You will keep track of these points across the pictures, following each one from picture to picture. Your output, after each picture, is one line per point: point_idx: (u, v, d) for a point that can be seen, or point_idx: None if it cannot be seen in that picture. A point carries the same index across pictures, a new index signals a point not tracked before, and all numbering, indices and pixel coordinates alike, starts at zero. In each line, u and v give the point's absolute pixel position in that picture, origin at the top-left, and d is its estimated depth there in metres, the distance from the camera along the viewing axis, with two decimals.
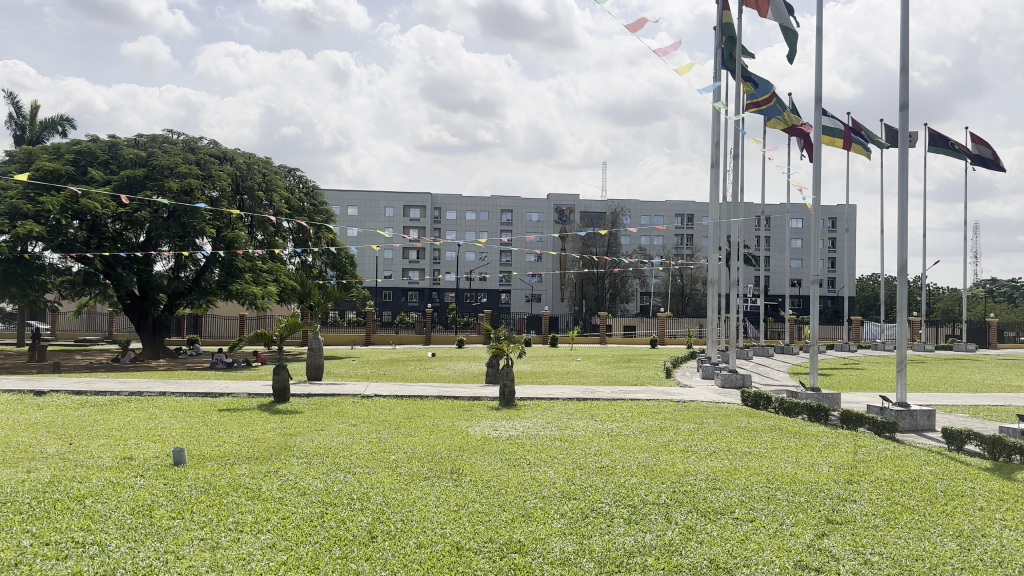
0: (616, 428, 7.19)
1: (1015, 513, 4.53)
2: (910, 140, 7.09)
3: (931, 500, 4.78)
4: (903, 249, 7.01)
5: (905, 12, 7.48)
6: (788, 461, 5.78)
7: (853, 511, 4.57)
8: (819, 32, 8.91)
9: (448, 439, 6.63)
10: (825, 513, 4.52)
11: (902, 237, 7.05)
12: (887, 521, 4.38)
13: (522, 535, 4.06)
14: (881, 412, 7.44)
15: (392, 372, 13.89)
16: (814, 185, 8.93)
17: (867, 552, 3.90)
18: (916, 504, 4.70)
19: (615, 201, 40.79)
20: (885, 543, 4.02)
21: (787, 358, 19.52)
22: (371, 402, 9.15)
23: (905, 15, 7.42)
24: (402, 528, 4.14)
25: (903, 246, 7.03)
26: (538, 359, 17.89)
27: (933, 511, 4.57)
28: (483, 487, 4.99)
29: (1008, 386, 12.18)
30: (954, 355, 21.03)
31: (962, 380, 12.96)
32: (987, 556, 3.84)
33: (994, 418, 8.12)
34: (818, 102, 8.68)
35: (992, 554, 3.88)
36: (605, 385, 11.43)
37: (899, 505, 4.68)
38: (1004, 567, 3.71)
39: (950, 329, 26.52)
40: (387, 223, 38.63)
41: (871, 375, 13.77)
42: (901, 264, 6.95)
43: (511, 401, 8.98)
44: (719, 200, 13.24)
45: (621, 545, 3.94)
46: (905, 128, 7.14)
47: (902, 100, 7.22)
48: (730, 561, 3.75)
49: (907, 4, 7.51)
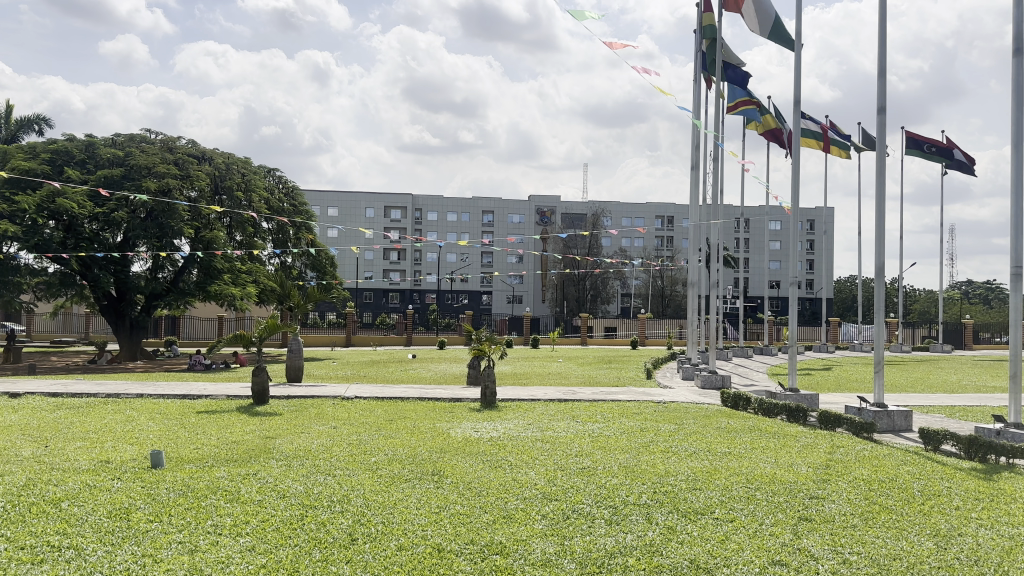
0: (597, 429, 7.22)
1: (990, 512, 4.60)
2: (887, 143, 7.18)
3: (908, 500, 4.83)
4: (880, 251, 7.09)
5: (883, 17, 7.55)
6: (767, 461, 5.83)
7: (831, 511, 4.61)
8: (798, 37, 8.99)
9: (430, 441, 6.62)
10: (804, 513, 4.56)
11: (879, 239, 7.14)
12: (865, 521, 4.43)
13: (502, 537, 4.06)
14: (859, 412, 7.52)
15: (372, 373, 13.84)
16: (793, 187, 8.99)
17: (846, 551, 3.93)
18: (893, 504, 4.75)
19: (597, 203, 40.92)
20: (863, 543, 4.06)
21: (766, 358, 19.66)
22: (353, 403, 9.15)
23: (883, 20, 7.49)
24: (382, 531, 4.12)
25: (880, 248, 7.13)
26: (519, 360, 17.92)
27: (910, 511, 4.62)
28: (464, 488, 4.99)
29: (982, 386, 12.36)
30: (931, 355, 21.31)
31: (937, 381, 13.14)
32: (964, 555, 3.88)
33: (969, 418, 8.24)
34: (796, 105, 8.75)
35: (968, 553, 3.93)
36: (586, 386, 11.44)
37: (876, 505, 4.73)
38: (979, 566, 3.76)
39: (926, 330, 26.88)
40: (368, 224, 38.49)
41: (848, 376, 13.94)
42: (879, 266, 7.04)
43: (492, 402, 8.98)
44: (699, 202, 13.31)
45: (603, 546, 3.96)
46: (882, 131, 7.23)
47: (880, 103, 7.29)
48: (710, 561, 3.77)
49: (885, 9, 7.57)
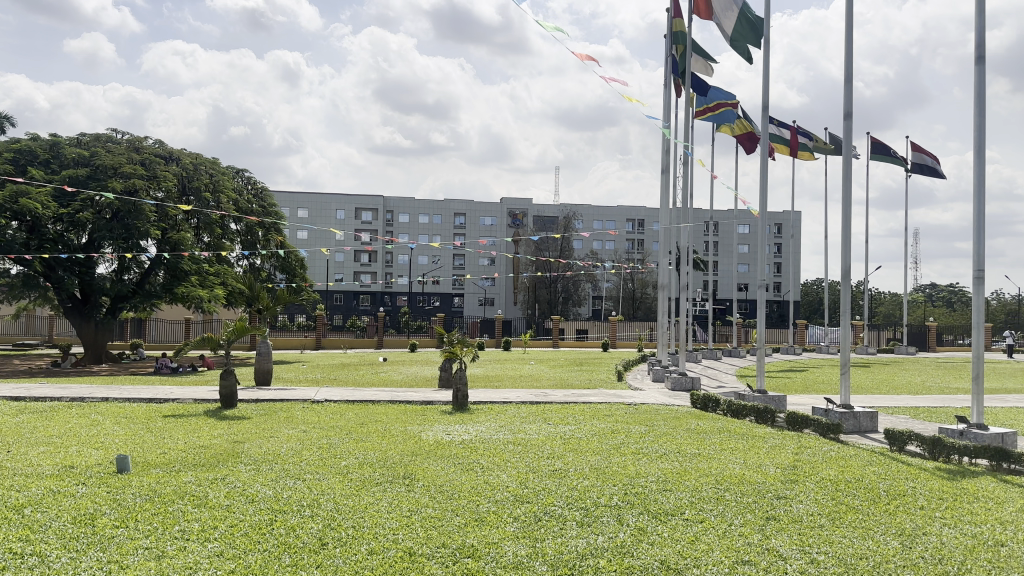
0: (568, 431, 7.23)
1: (953, 512, 4.69)
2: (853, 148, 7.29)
3: (874, 499, 4.91)
4: (846, 254, 7.20)
5: (849, 24, 7.67)
6: (736, 462, 5.89)
7: (799, 511, 4.67)
8: (766, 42, 9.10)
9: (401, 444, 6.59)
10: (772, 513, 4.62)
11: (845, 243, 7.25)
12: (832, 521, 4.49)
13: (474, 539, 4.05)
14: (825, 413, 7.62)
15: (343, 376, 13.73)
16: (761, 192, 9.11)
17: (813, 551, 3.99)
18: (860, 504, 4.83)
19: (568, 206, 41.09)
20: (830, 543, 4.12)
21: (736, 360, 19.86)
22: (322, 407, 9.06)
23: (849, 27, 7.61)
24: (353, 535, 4.10)
25: (846, 252, 7.24)
26: (491, 362, 17.90)
27: (875, 511, 4.69)
28: (436, 492, 4.97)
29: (944, 388, 12.63)
30: (896, 358, 21.70)
31: (901, 383, 13.36)
32: (929, 554, 3.96)
33: (932, 419, 8.40)
34: (764, 110, 8.87)
35: (932, 552, 4.01)
36: (558, 389, 11.44)
37: (843, 505, 4.81)
38: (944, 565, 3.83)
39: (892, 332, 27.35)
40: (339, 225, 38.22)
41: (814, 378, 14.14)
42: (845, 269, 7.15)
43: (463, 405, 8.95)
44: (669, 205, 13.43)
45: (574, 548, 3.97)
46: (848, 136, 7.34)
47: (846, 109, 7.41)
48: (680, 562, 3.80)
49: (851, 16, 7.69)
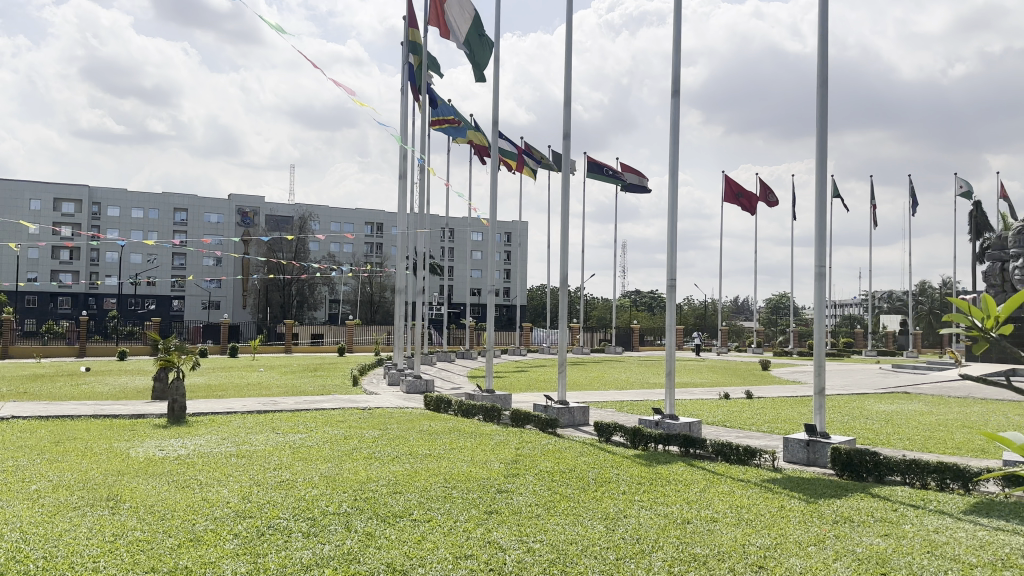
0: (297, 440, 6.99)
1: (650, 495, 5.26)
2: (571, 164, 7.86)
3: (585, 488, 5.35)
4: (565, 263, 7.76)
5: (568, 50, 8.26)
6: (463, 460, 6.10)
7: (519, 503, 4.95)
8: (495, 58, 9.50)
9: (105, 463, 5.91)
10: (494, 507, 4.84)
11: (564, 252, 7.81)
12: (547, 511, 4.82)
13: (186, 561, 3.75)
14: (546, 409, 8.14)
15: (32, 390, 12.00)
16: (490, 202, 9.51)
17: (530, 541, 4.24)
18: (573, 493, 5.23)
19: (302, 206, 40.01)
20: (545, 532, 4.41)
21: (467, 362, 20.65)
22: (6, 426, 7.85)
23: (569, 51, 8.20)
24: (41, 568, 3.59)
25: (564, 260, 7.80)
26: (215, 370, 16.76)
27: (586, 498, 5.12)
28: (146, 513, 4.52)
29: (645, 382, 14.19)
30: (607, 357, 23.93)
31: (611, 380, 14.69)
32: (628, 535, 4.40)
33: (636, 411, 9.39)
34: (494, 124, 9.25)
35: (631, 532, 4.46)
36: (288, 396, 11.04)
37: (558, 494, 5.18)
38: (640, 543, 4.28)
39: (603, 334, 30.18)
40: (31, 217, 33.40)
41: (537, 376, 15.14)
42: (564, 276, 7.70)
43: (181, 417, 8.28)
44: (404, 211, 13.54)
45: (298, 560, 3.82)
46: (566, 153, 7.90)
47: (565, 128, 7.99)
48: (405, 563, 3.83)
49: (570, 42, 8.28)
